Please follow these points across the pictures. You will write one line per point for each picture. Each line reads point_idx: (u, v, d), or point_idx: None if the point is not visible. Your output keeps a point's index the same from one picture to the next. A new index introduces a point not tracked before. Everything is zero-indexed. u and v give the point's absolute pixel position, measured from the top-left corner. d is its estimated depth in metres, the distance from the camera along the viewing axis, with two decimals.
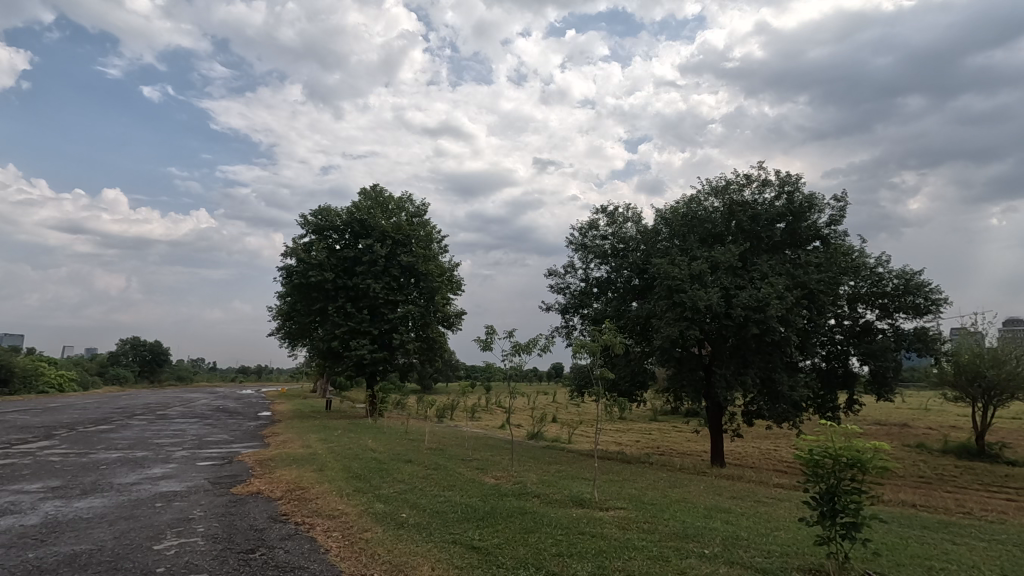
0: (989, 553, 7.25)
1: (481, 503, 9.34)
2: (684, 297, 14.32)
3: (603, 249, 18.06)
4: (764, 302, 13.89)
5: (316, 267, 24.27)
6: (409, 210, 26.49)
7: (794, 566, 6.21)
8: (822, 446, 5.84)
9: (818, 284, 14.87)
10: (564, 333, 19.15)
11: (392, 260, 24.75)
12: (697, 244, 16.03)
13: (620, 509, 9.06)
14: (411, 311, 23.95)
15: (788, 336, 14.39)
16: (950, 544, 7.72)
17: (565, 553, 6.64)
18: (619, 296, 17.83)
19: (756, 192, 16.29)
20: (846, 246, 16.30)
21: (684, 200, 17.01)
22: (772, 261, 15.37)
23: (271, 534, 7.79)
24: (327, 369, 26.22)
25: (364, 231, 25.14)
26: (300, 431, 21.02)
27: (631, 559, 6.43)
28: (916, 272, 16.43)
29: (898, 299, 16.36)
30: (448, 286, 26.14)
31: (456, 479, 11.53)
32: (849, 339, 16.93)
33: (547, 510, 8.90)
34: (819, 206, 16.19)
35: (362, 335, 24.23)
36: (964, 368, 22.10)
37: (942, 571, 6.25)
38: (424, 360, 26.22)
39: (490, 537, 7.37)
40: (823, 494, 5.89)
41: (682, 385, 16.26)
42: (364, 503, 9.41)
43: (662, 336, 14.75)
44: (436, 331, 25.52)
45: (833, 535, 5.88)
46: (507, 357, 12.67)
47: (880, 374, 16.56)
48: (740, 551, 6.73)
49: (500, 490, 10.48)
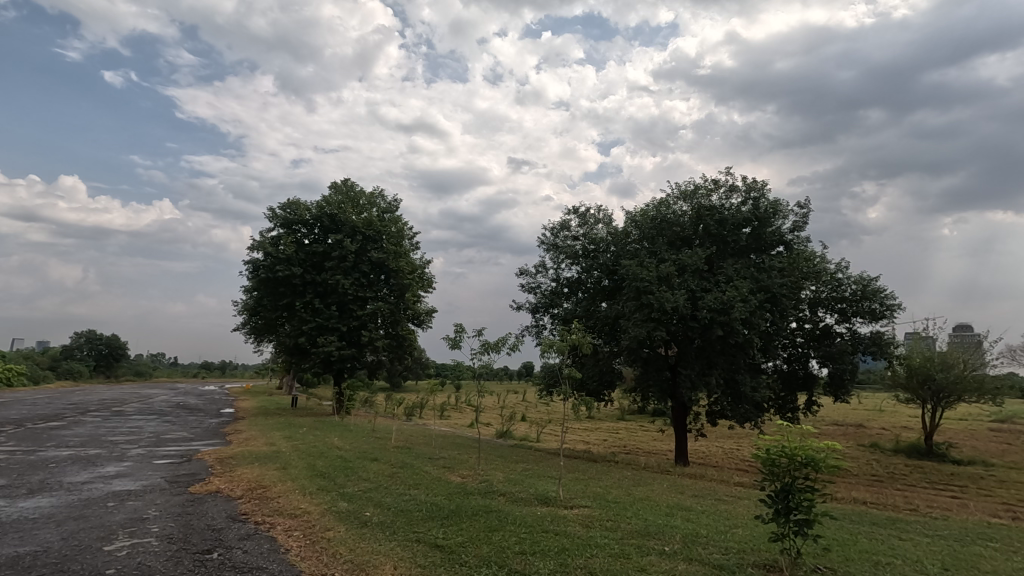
0: (931, 548, 7.59)
1: (447, 501, 9.32)
2: (652, 298, 14.57)
3: (574, 250, 18.22)
4: (728, 304, 14.22)
5: (284, 261, 23.85)
6: (380, 205, 26.21)
7: (749, 562, 6.38)
8: (779, 446, 6.00)
9: (781, 288, 15.26)
10: (534, 332, 19.22)
11: (361, 256, 24.42)
12: (665, 247, 16.33)
13: (584, 507, 9.17)
14: (381, 308, 23.74)
15: (750, 338, 14.78)
16: (897, 539, 8.04)
17: (528, 552, 6.66)
18: (589, 296, 18.03)
19: (723, 197, 16.64)
20: (808, 251, 16.76)
21: (654, 203, 17.25)
22: (737, 265, 15.72)
23: (228, 535, 7.60)
24: (294, 367, 25.71)
25: (334, 226, 24.73)
26: (262, 429, 20.48)
27: (592, 557, 6.51)
28: (873, 279, 17.01)
29: (855, 305, 16.93)
30: (418, 283, 25.88)
31: (422, 479, 11.42)
32: (809, 343, 17.43)
33: (511, 508, 8.91)
34: (783, 211, 16.63)
35: (329, 332, 23.84)
36: (916, 371, 23.01)
37: (887, 565, 6.50)
38: (393, 358, 25.93)
39: (454, 535, 7.36)
40: (778, 492, 6.08)
41: (648, 385, 16.56)
42: (327, 502, 9.28)
43: (630, 337, 15.00)
44: (407, 329, 25.27)
45: (787, 531, 6.09)
46: (475, 356, 12.68)
47: (837, 376, 17.13)
48: (699, 548, 6.90)
49: (466, 488, 10.48)
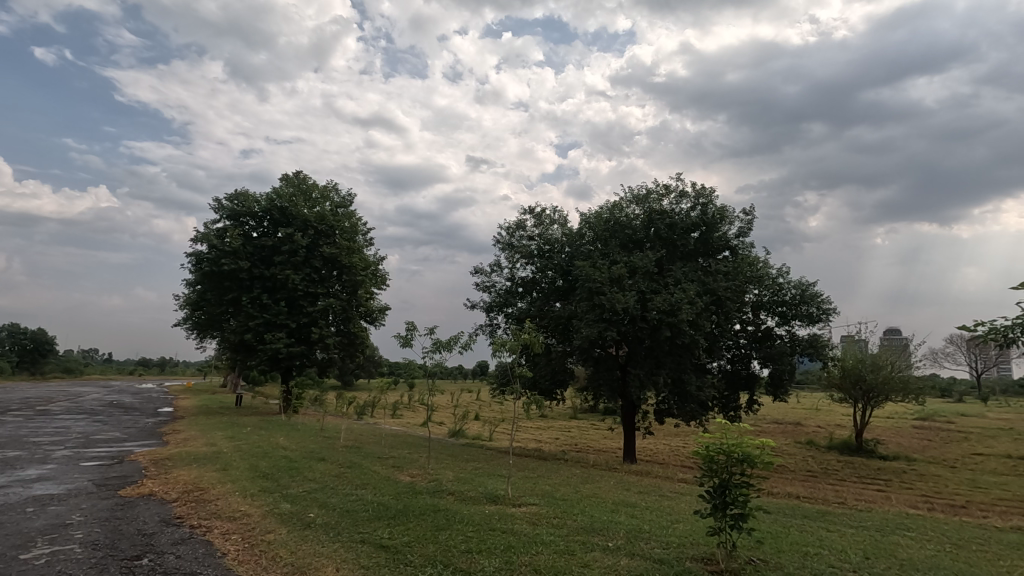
0: (855, 538, 8.09)
1: (394, 502, 9.18)
2: (603, 299, 14.85)
3: (529, 249, 18.36)
4: (676, 306, 14.64)
5: (229, 254, 22.99)
6: (333, 199, 25.65)
7: (687, 556, 6.60)
8: (717, 443, 6.25)
9: (726, 291, 15.81)
10: (488, 331, 19.23)
11: (313, 251, 23.73)
12: (617, 249, 16.68)
13: (532, 505, 9.24)
14: (332, 304, 23.17)
15: (696, 339, 15.27)
16: (824, 531, 8.50)
17: (474, 550, 6.67)
18: (543, 296, 18.18)
19: (674, 202, 17.11)
20: (752, 256, 17.43)
21: (608, 206, 17.57)
22: (685, 268, 16.19)
23: (161, 540, 7.25)
24: (238, 364, 24.75)
25: (284, 219, 23.99)
26: (203, 428, 19.67)
27: (538, 554, 6.57)
28: (811, 284, 17.89)
29: (795, 308, 17.73)
30: (372, 280, 25.41)
31: (370, 478, 11.22)
32: (751, 344, 18.13)
33: (459, 507, 8.91)
34: (730, 218, 17.22)
35: (278, 328, 23.13)
36: (849, 372, 24.25)
37: (815, 555, 6.88)
38: (344, 356, 25.39)
39: (400, 536, 7.27)
40: (716, 488, 6.29)
41: (599, 385, 16.88)
42: (269, 504, 8.99)
43: (582, 337, 15.23)
44: (359, 326, 24.74)
45: (723, 526, 6.32)
46: (427, 355, 12.60)
47: (777, 376, 17.90)
48: (641, 544, 7.06)
49: (414, 488, 10.36)
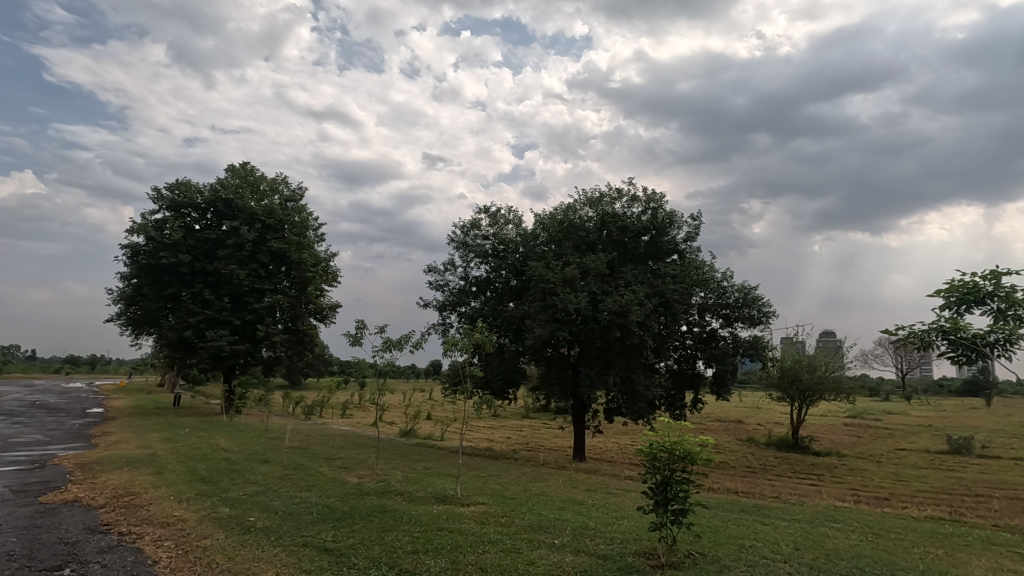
0: (787, 530, 8.49)
1: (340, 503, 8.98)
2: (556, 300, 15.03)
3: (483, 249, 18.37)
4: (626, 307, 14.98)
5: (169, 247, 21.93)
6: (283, 193, 24.86)
7: (630, 551, 6.78)
8: (660, 441, 6.43)
9: (674, 293, 16.27)
10: (440, 330, 19.13)
11: (260, 245, 22.88)
12: (570, 250, 16.92)
13: (480, 505, 9.22)
14: (280, 301, 22.41)
15: (645, 339, 15.66)
16: (759, 524, 8.90)
17: (419, 551, 6.61)
18: (497, 296, 18.23)
19: (626, 206, 17.48)
20: (699, 260, 18.01)
21: (562, 208, 17.82)
22: (636, 271, 16.58)
23: (86, 548, 6.85)
24: (177, 362, 23.61)
25: (229, 212, 23.04)
26: (137, 430, 18.70)
27: (484, 553, 6.59)
28: (753, 287, 18.65)
29: (737, 311, 18.46)
30: (322, 276, 24.77)
31: (316, 480, 10.97)
32: (697, 345, 18.73)
33: (407, 507, 8.80)
34: (678, 222, 17.71)
35: (220, 325, 22.22)
36: (787, 372, 25.46)
37: (749, 547, 7.19)
38: (292, 354, 24.64)
39: (344, 538, 7.13)
40: (658, 485, 6.48)
41: (551, 384, 17.11)
42: (206, 508, 8.62)
43: (534, 336, 15.35)
44: (308, 324, 24.05)
45: (664, 521, 6.51)
46: (376, 354, 12.42)
47: (720, 376, 18.58)
48: (586, 540, 7.20)
49: (361, 489, 10.18)
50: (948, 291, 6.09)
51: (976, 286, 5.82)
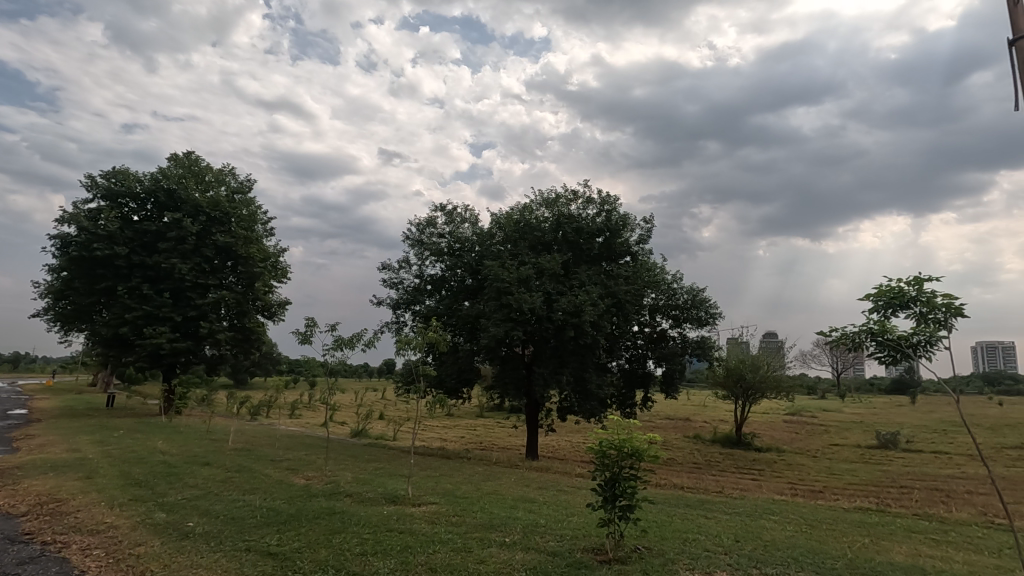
0: (728, 523, 8.85)
1: (286, 506, 8.72)
2: (511, 299, 15.10)
3: (439, 247, 18.25)
4: (580, 308, 15.21)
5: (104, 238, 20.73)
6: (229, 184, 23.93)
7: (579, 547, 6.89)
8: (609, 439, 6.57)
9: (626, 294, 16.62)
10: (394, 329, 18.88)
11: (204, 238, 21.91)
12: (525, 250, 17.03)
13: (432, 504, 9.17)
14: (225, 297, 21.55)
15: (597, 339, 15.95)
16: (702, 518, 9.23)
17: (368, 552, 6.51)
18: (452, 294, 18.14)
19: (581, 208, 17.73)
20: (650, 262, 18.46)
21: (518, 208, 17.92)
22: (590, 272, 16.85)
23: (3, 560, 6.39)
24: (112, 360, 22.34)
25: (171, 203, 21.97)
26: (66, 432, 17.58)
27: (434, 553, 6.55)
28: (700, 289, 19.29)
29: (686, 312, 19.04)
30: (271, 272, 23.97)
31: (261, 482, 10.61)
32: (647, 345, 19.20)
33: (357, 509, 8.65)
34: (631, 225, 18.09)
35: (160, 322, 21.18)
36: (731, 371, 26.48)
37: (692, 540, 7.45)
38: (238, 352, 23.74)
39: (290, 541, 6.94)
40: (607, 481, 6.61)
41: (505, 384, 17.16)
42: (141, 514, 8.20)
43: (489, 336, 15.37)
44: (255, 321, 23.25)
45: (612, 516, 6.65)
46: (327, 352, 12.14)
47: (669, 375, 19.12)
48: (537, 538, 7.27)
49: (309, 491, 9.92)
50: (876, 296, 6.49)
51: (900, 290, 6.24)
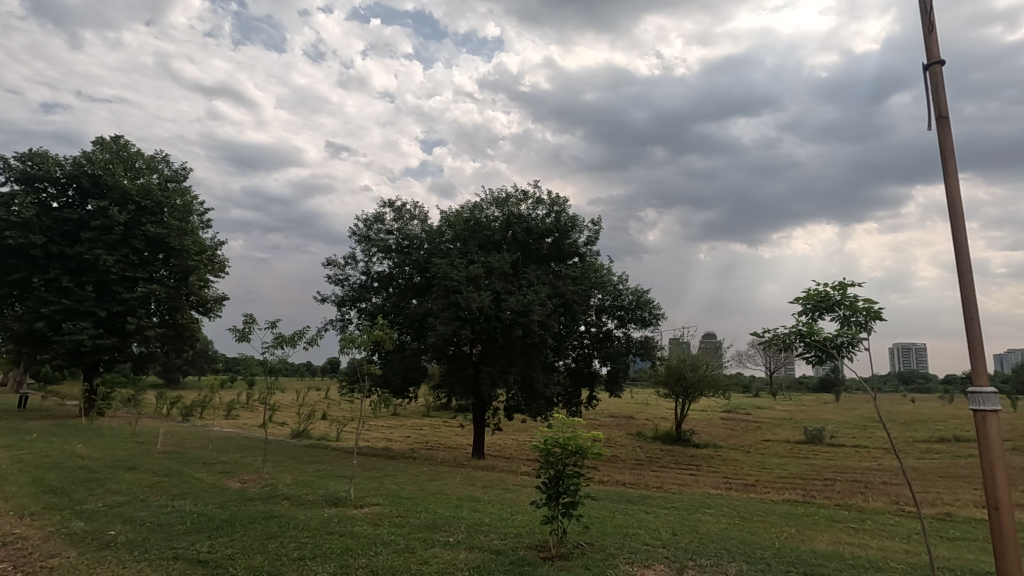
0: (666, 517, 9.15)
1: (219, 511, 8.32)
2: (459, 298, 15.02)
3: (387, 244, 17.94)
4: (528, 307, 15.32)
5: (17, 226, 19.14)
6: (162, 172, 22.60)
7: (523, 544, 6.94)
8: (553, 437, 6.65)
9: (574, 295, 16.87)
10: (338, 327, 18.41)
11: (133, 229, 20.57)
12: (475, 249, 16.99)
13: (375, 505, 9.00)
14: (155, 291, 20.31)
15: (545, 339, 16.09)
16: (643, 513, 9.50)
17: (307, 557, 6.31)
18: (399, 292, 17.86)
19: (531, 208, 17.85)
20: (597, 264, 18.81)
21: (468, 206, 17.87)
22: (539, 272, 16.99)
23: None
24: (25, 358, 20.65)
25: (96, 190, 20.52)
26: None
27: (376, 555, 6.43)
28: (645, 291, 19.83)
29: (631, 312, 19.51)
30: (207, 266, 22.82)
31: (192, 486, 10.09)
32: (593, 344, 19.56)
33: (296, 512, 8.37)
34: (580, 227, 18.36)
35: (81, 317, 19.77)
36: (673, 370, 27.41)
37: (632, 535, 7.66)
38: (169, 350, 22.46)
39: (222, 547, 6.64)
40: (551, 479, 6.69)
41: (452, 383, 17.05)
42: (56, 523, 7.62)
43: (437, 335, 15.22)
44: (188, 317, 22.06)
45: (556, 513, 6.73)
46: (266, 350, 11.69)
47: (614, 374, 19.54)
48: (481, 536, 7.26)
49: (244, 495, 9.50)
50: (805, 299, 6.87)
51: (826, 295, 6.64)
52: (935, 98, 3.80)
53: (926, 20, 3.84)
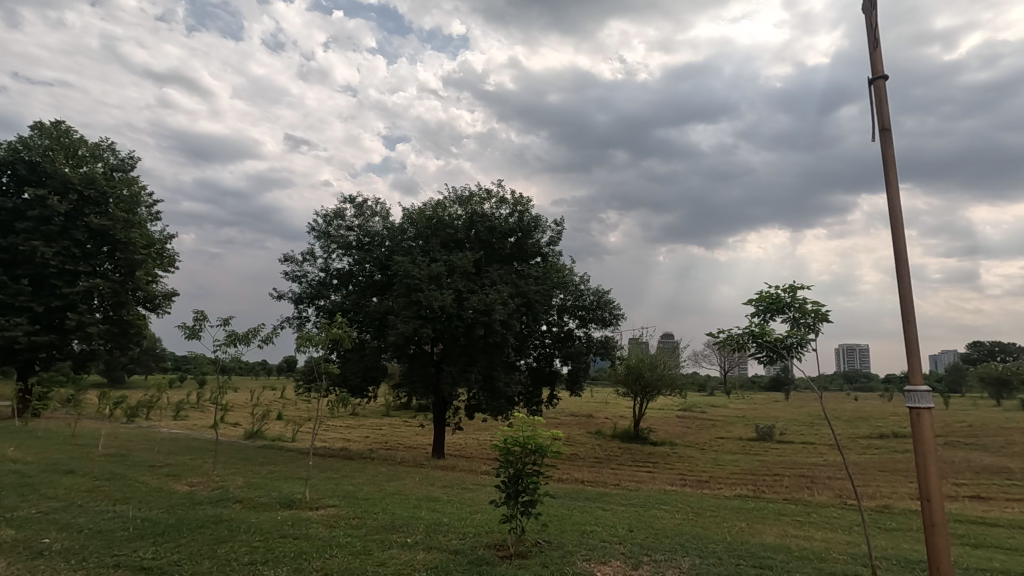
0: (623, 514, 9.31)
1: (165, 515, 7.98)
2: (421, 296, 14.88)
3: (347, 240, 17.60)
4: (490, 306, 15.31)
5: None
6: (107, 161, 21.49)
7: (481, 544, 6.93)
8: (512, 436, 6.67)
9: (536, 294, 16.95)
10: (295, 324, 17.95)
11: (74, 220, 19.48)
12: (437, 247, 16.86)
13: (331, 507, 8.82)
14: (99, 286, 19.30)
15: (506, 338, 16.11)
16: (600, 510, 9.64)
17: (258, 561, 6.13)
18: (359, 290, 17.55)
19: (494, 207, 17.85)
20: (560, 264, 18.95)
21: (431, 204, 17.72)
22: (501, 271, 17.00)
23: None
24: None
25: (33, 177, 19.33)
26: None
27: (331, 557, 6.30)
28: (606, 291, 20.11)
29: (592, 312, 19.75)
30: (155, 260, 21.82)
31: (135, 490, 9.64)
32: (555, 344, 19.70)
33: (247, 515, 8.11)
34: (543, 227, 18.46)
35: (15, 312, 18.62)
36: (632, 370, 27.93)
37: (589, 532, 7.76)
38: (113, 348, 21.40)
39: (168, 553, 6.38)
40: (510, 478, 6.71)
41: (412, 382, 16.87)
42: None
43: (397, 333, 15.03)
44: (135, 313, 21.07)
45: (514, 512, 6.75)
46: (218, 348, 11.29)
47: (574, 373, 19.73)
48: (439, 537, 7.21)
49: (192, 498, 9.15)
50: (758, 301, 7.11)
51: (778, 297, 6.89)
52: (880, 111, 3.99)
53: (872, 38, 4.03)
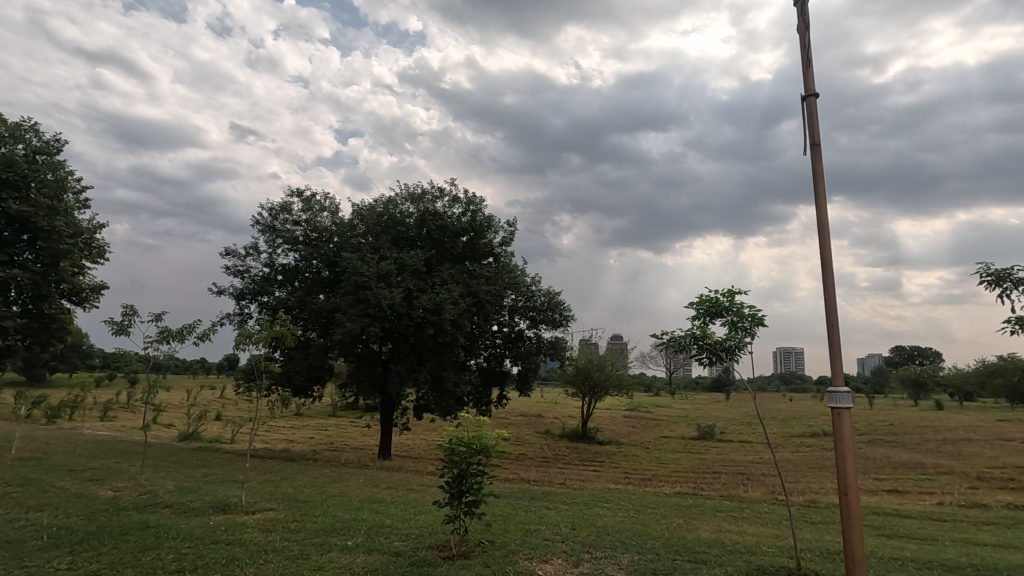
0: (567, 513, 9.44)
1: (84, 523, 7.47)
2: (369, 294, 14.61)
3: (294, 235, 17.07)
4: (440, 305, 15.19)
5: None
6: (29, 143, 19.95)
7: (424, 545, 6.86)
8: (457, 437, 6.62)
9: (487, 294, 16.93)
10: (236, 321, 17.24)
11: None
12: (388, 245, 16.59)
13: (270, 511, 8.53)
14: (18, 276, 17.86)
15: (456, 338, 16.01)
16: (545, 509, 9.75)
17: (186, 569, 5.85)
18: (306, 286, 17.04)
19: (447, 206, 17.72)
20: (511, 264, 19.00)
21: (382, 201, 17.41)
22: (452, 270, 16.89)
23: None
24: None
25: None
26: None
27: (267, 563, 6.10)
28: (556, 292, 20.32)
29: (542, 313, 19.91)
30: (82, 251, 20.43)
31: (53, 497, 9.00)
32: (505, 344, 19.73)
33: (177, 521, 7.72)
34: (495, 227, 18.46)
35: None
36: (580, 370, 28.36)
37: (532, 531, 7.82)
38: (32, 343, 19.91)
39: (87, 563, 6.00)
40: (454, 478, 6.68)
41: (359, 382, 16.51)
42: None
43: (344, 331, 14.68)
44: (58, 307, 19.66)
45: (458, 513, 6.71)
46: (149, 345, 10.70)
47: (524, 374, 19.82)
48: (381, 539, 7.10)
49: (116, 504, 8.62)
50: (699, 304, 7.36)
51: (718, 300, 7.15)
52: (810, 128, 4.22)
53: (805, 56, 4.25)
